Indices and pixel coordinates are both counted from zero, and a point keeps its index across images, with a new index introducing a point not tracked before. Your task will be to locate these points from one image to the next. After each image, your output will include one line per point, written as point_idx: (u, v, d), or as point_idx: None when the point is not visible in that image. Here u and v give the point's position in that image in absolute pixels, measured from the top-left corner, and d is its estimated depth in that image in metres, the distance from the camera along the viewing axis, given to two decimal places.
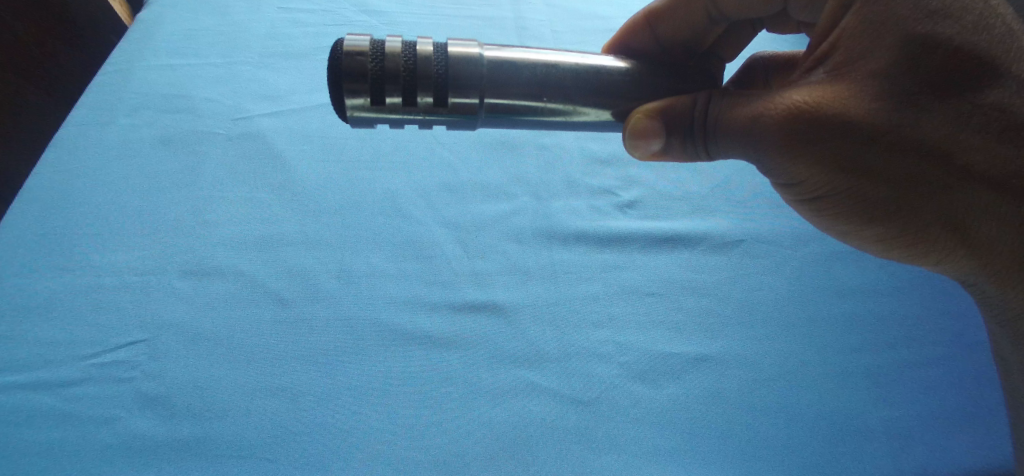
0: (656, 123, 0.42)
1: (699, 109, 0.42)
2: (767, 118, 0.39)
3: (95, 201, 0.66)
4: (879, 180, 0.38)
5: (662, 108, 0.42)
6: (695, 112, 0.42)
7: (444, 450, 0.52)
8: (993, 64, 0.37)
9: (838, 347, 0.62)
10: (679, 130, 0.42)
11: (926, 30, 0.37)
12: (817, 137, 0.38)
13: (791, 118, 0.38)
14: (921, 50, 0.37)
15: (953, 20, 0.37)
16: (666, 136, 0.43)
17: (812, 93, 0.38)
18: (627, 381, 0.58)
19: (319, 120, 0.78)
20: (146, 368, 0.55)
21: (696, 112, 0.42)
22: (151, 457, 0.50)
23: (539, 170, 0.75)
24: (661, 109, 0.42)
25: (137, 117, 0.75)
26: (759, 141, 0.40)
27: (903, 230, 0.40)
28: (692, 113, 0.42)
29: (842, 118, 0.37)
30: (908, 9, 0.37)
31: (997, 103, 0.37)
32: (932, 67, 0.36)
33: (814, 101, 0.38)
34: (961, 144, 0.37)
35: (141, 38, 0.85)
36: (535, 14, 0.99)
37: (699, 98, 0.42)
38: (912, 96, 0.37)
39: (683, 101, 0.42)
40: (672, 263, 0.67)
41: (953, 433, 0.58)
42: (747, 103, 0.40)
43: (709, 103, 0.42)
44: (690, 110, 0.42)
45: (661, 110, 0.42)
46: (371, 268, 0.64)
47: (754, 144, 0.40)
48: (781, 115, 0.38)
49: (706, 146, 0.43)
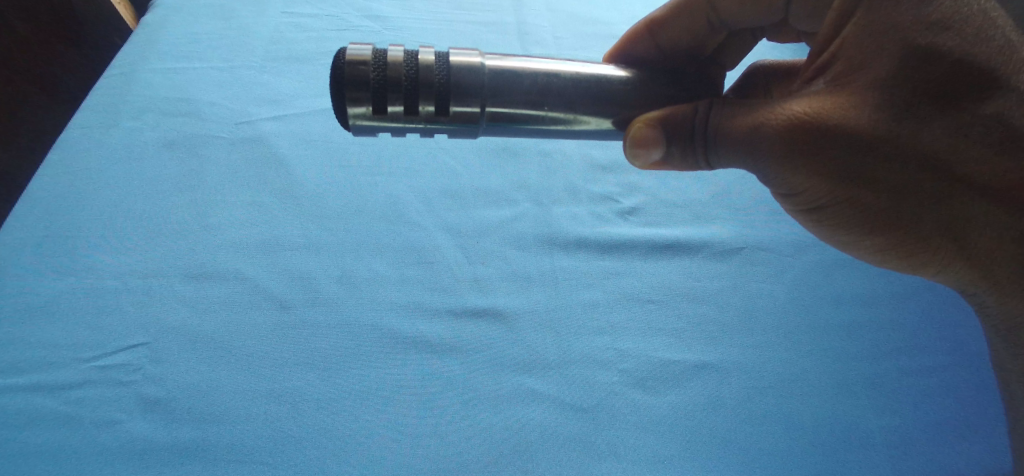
0: (657, 131, 0.42)
1: (699, 118, 0.42)
2: (767, 127, 0.39)
3: (97, 203, 0.66)
4: (879, 191, 0.38)
5: (662, 117, 0.42)
6: (696, 121, 0.42)
7: (444, 455, 0.52)
8: (995, 76, 0.37)
9: (838, 355, 0.62)
10: (680, 139, 0.42)
11: (926, 40, 0.37)
12: (817, 148, 0.38)
13: (790, 128, 0.38)
14: (921, 61, 0.37)
15: (953, 30, 0.37)
16: (668, 145, 0.43)
17: (814, 102, 0.38)
18: (627, 388, 0.58)
19: (322, 124, 0.78)
20: (148, 371, 0.55)
21: (697, 121, 0.42)
22: (151, 461, 0.51)
23: (540, 177, 0.76)
24: (661, 117, 0.42)
25: (141, 120, 0.76)
26: (760, 151, 0.40)
27: (901, 241, 0.40)
28: (692, 121, 0.42)
29: (841, 129, 0.37)
30: (909, 20, 0.37)
31: (998, 113, 0.37)
32: (931, 77, 0.36)
33: (815, 111, 0.38)
34: (961, 155, 0.37)
35: (145, 42, 0.86)
36: (537, 20, 0.99)
37: (699, 106, 0.42)
38: (911, 107, 0.37)
39: (684, 110, 0.42)
40: (672, 270, 0.67)
41: (952, 442, 0.58)
42: (747, 113, 0.40)
43: (709, 112, 0.42)
44: (690, 119, 0.42)
45: (661, 119, 0.42)
46: (372, 272, 0.64)
47: (755, 154, 0.40)
48: (782, 125, 0.39)
49: (706, 154, 0.43)
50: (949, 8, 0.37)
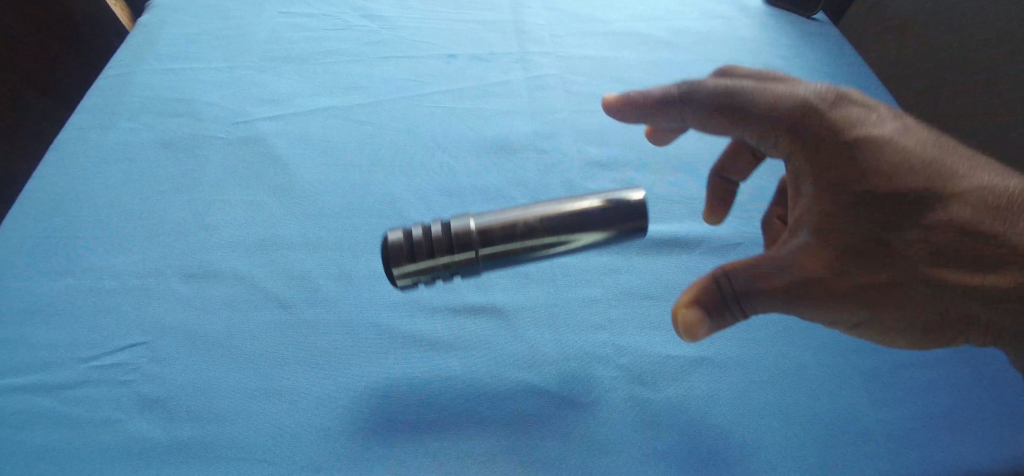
0: (695, 311, 0.47)
1: (719, 285, 0.48)
2: (783, 268, 0.47)
3: (96, 203, 0.66)
4: (892, 291, 0.46)
5: (693, 298, 0.48)
6: (723, 291, 0.48)
7: (444, 451, 0.52)
8: (932, 193, 0.48)
9: (836, 349, 0.62)
10: (716, 307, 0.47)
11: (862, 172, 0.50)
12: (824, 273, 0.47)
13: (796, 269, 0.47)
14: (869, 195, 0.48)
15: (879, 159, 0.50)
16: (710, 320, 0.48)
17: (809, 250, 0.48)
18: (626, 382, 0.58)
19: (319, 123, 0.78)
20: (146, 370, 0.55)
21: (724, 288, 0.48)
22: (150, 460, 0.51)
23: (538, 173, 0.76)
24: (694, 299, 0.48)
25: (139, 120, 0.76)
26: (788, 299, 0.47)
27: (932, 333, 0.46)
28: (720, 288, 0.48)
29: (831, 284, 0.46)
30: (845, 154, 0.51)
31: (950, 216, 0.47)
32: (882, 202, 0.48)
33: (810, 254, 0.47)
34: (935, 251, 0.46)
35: (142, 43, 0.86)
36: (536, 19, 1.00)
37: (717, 273, 0.49)
38: (874, 232, 0.47)
39: (705, 284, 0.48)
40: (671, 266, 0.67)
41: (953, 432, 0.57)
42: (769, 279, 0.47)
43: (730, 279, 0.48)
44: (717, 287, 0.48)
45: (696, 301, 0.48)
46: (371, 270, 0.64)
47: (786, 303, 0.47)
48: (785, 282, 0.47)
49: (725, 322, 0.49)
50: (894, 156, 0.50)
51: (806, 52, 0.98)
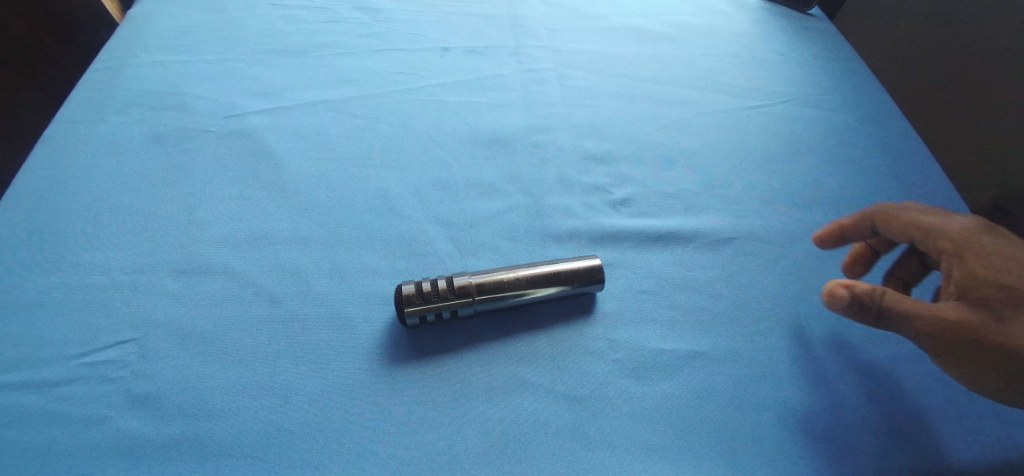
0: (848, 295, 0.54)
1: (873, 296, 0.53)
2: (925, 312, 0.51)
3: (85, 199, 0.66)
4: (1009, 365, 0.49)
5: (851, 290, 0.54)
6: (876, 301, 0.53)
7: (437, 448, 0.52)
8: None
9: (830, 343, 0.62)
10: (857, 307, 0.54)
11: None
12: (961, 331, 0.50)
13: (940, 319, 0.51)
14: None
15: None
16: (848, 307, 0.54)
17: (956, 308, 0.51)
18: (620, 377, 0.58)
19: (312, 117, 0.78)
20: (136, 367, 0.55)
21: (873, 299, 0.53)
22: (140, 457, 0.50)
23: (532, 167, 0.75)
24: (851, 288, 0.54)
25: (128, 114, 0.75)
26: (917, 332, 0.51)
27: None
28: (869, 299, 0.53)
29: (969, 334, 0.50)
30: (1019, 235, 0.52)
31: None
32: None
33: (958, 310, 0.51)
34: None
35: (131, 36, 0.85)
36: (530, 12, 0.99)
37: (877, 288, 0.54)
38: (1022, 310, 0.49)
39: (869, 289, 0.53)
40: (665, 260, 0.67)
41: (946, 425, 0.57)
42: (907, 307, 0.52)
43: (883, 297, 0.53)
44: (869, 298, 0.53)
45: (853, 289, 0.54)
46: (363, 264, 0.64)
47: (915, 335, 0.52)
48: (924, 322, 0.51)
49: (864, 319, 0.54)
50: None
51: (802, 46, 0.97)
